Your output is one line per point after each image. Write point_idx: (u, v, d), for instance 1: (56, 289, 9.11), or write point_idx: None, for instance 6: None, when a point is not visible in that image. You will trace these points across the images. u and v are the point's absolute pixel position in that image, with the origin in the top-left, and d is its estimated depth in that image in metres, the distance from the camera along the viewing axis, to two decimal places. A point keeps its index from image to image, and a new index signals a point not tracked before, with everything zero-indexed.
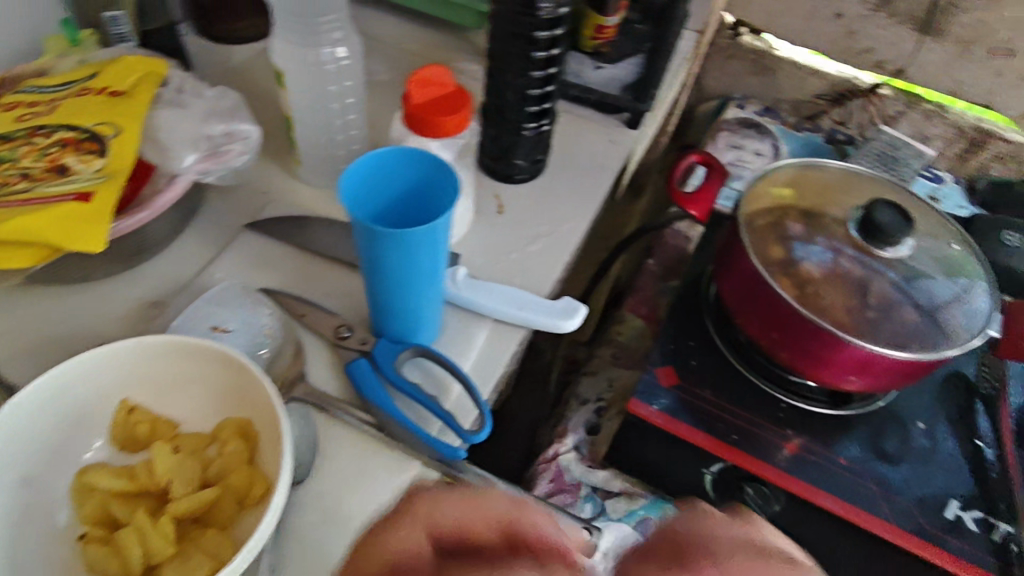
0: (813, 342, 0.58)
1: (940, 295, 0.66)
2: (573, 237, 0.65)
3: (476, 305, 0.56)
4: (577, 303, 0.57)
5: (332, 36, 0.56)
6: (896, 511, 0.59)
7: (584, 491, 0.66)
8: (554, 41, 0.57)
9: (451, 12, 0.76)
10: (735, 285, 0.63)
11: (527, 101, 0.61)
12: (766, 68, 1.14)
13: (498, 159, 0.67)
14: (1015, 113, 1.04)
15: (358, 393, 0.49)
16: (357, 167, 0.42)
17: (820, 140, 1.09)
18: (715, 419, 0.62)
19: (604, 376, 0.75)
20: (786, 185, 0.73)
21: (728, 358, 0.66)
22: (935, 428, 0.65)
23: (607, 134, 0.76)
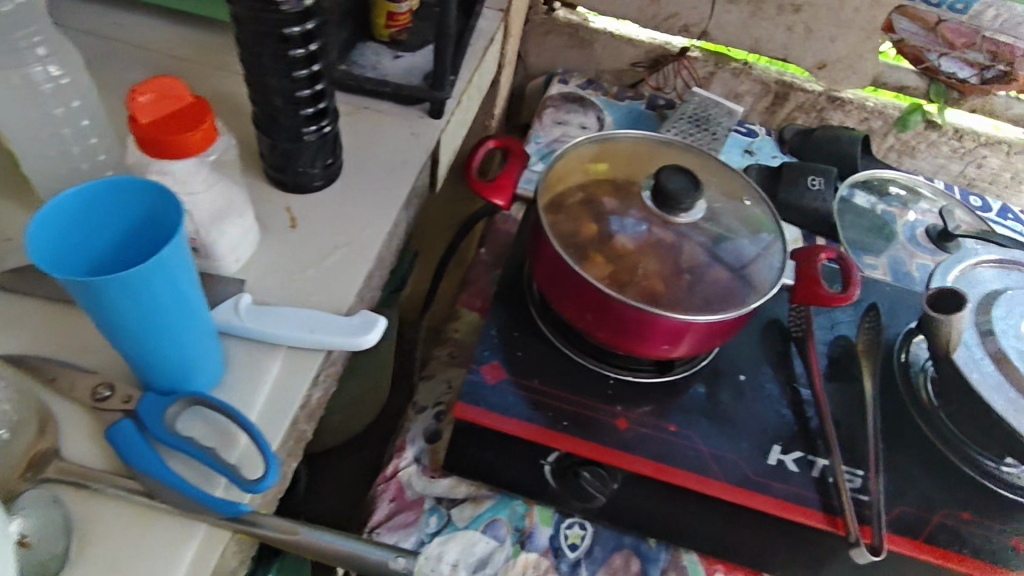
0: (623, 317, 0.58)
1: (746, 251, 0.68)
2: (373, 243, 0.61)
3: (264, 335, 0.51)
4: (377, 316, 0.54)
5: (36, 53, 0.49)
6: (723, 467, 0.60)
7: (428, 505, 0.64)
8: (310, 36, 0.52)
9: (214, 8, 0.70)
10: (546, 270, 0.62)
11: (299, 104, 0.56)
12: (582, 40, 1.14)
13: (284, 170, 0.62)
14: (808, 63, 1.10)
15: (124, 460, 0.44)
16: (56, 208, 0.36)
17: (641, 107, 1.11)
18: (545, 409, 0.61)
19: (441, 378, 0.72)
20: (602, 157, 0.73)
21: (556, 343, 0.65)
22: (755, 377, 0.68)
23: (408, 127, 0.72)
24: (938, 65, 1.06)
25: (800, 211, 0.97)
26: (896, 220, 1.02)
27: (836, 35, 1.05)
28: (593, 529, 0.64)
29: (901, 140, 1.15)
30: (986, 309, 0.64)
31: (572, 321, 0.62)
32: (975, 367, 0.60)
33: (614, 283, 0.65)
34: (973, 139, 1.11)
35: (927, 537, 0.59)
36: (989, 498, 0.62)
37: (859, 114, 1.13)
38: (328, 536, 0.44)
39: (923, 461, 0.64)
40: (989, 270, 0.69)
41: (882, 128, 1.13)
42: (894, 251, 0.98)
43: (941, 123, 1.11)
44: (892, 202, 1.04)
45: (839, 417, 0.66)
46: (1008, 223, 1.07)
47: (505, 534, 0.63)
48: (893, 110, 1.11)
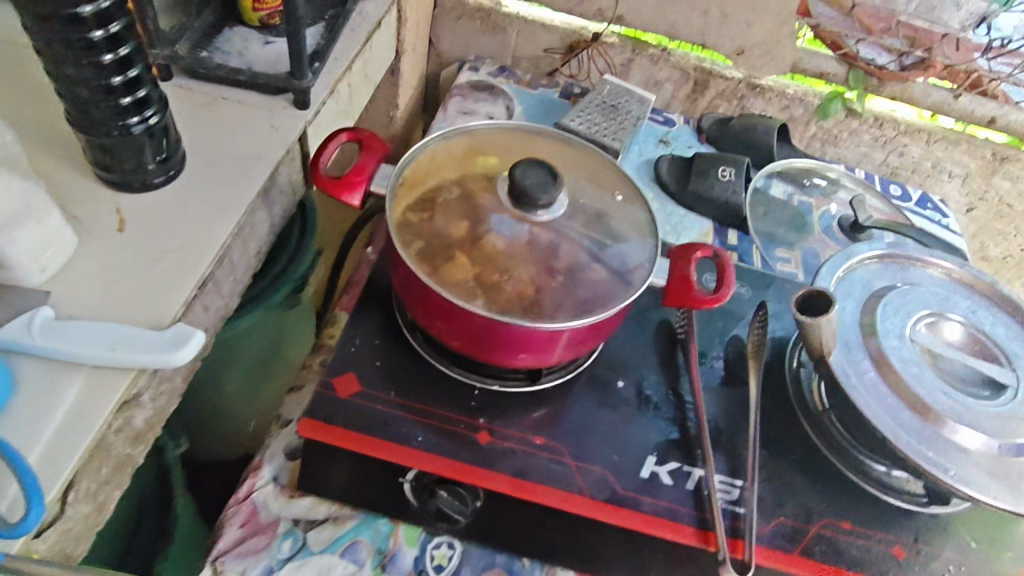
0: (476, 327, 0.54)
1: (630, 255, 0.64)
2: (211, 248, 0.56)
3: (57, 354, 0.46)
4: (194, 329, 0.49)
5: None
6: (590, 482, 0.56)
7: (282, 527, 0.59)
8: (107, 17, 0.47)
9: None
10: (401, 275, 0.58)
11: (110, 94, 0.50)
12: (494, 26, 1.09)
13: (111, 169, 0.56)
14: (726, 49, 1.06)
15: None
16: None
17: (555, 96, 1.07)
18: (401, 424, 0.56)
19: (310, 390, 0.67)
20: (477, 151, 0.69)
21: (422, 353, 0.61)
22: (636, 383, 0.64)
23: (268, 118, 0.67)
24: (856, 51, 1.02)
25: (711, 203, 0.94)
26: (812, 211, 0.99)
27: (751, 20, 1.02)
28: (462, 549, 0.59)
29: (824, 128, 1.11)
30: (870, 307, 0.63)
31: (429, 330, 0.58)
32: (854, 371, 0.58)
33: (480, 286, 0.60)
34: (894, 127, 1.08)
35: (805, 549, 0.56)
36: (874, 506, 0.60)
37: (779, 102, 1.09)
38: None
39: (805, 469, 0.61)
40: (877, 266, 0.68)
41: (803, 116, 1.10)
42: (808, 243, 0.95)
43: (862, 110, 1.08)
44: (810, 192, 1.02)
45: (722, 424, 0.63)
46: (927, 213, 1.04)
47: (366, 557, 0.58)
48: (814, 97, 1.07)
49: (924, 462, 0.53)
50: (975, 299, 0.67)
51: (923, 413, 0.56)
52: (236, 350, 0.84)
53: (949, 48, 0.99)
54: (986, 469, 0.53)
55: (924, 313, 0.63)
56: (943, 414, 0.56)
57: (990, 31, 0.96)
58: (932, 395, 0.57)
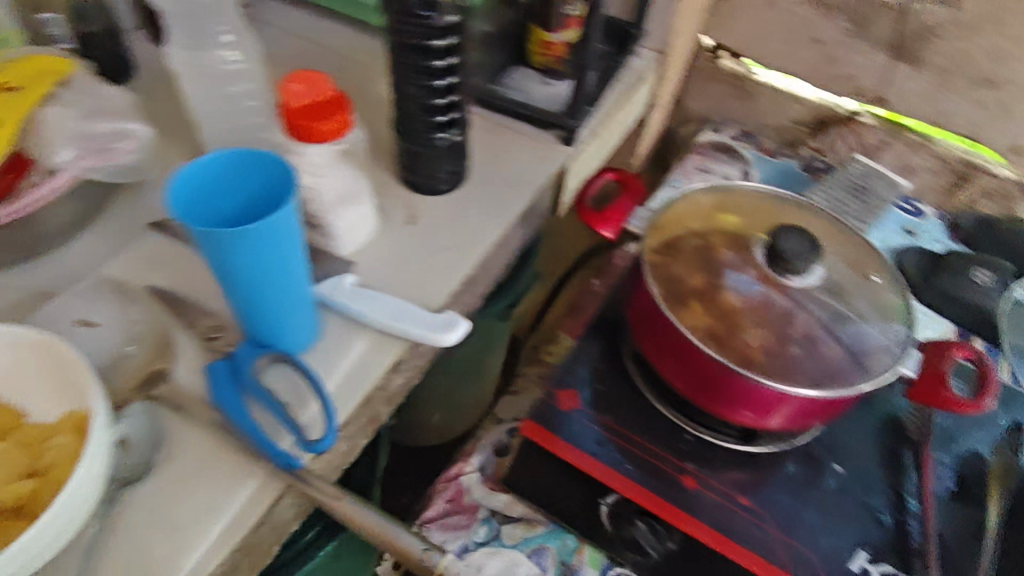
0: (707, 372, 0.56)
1: (870, 338, 0.62)
2: (478, 251, 0.64)
3: (354, 314, 0.55)
4: (461, 317, 0.56)
5: (221, 39, 0.55)
6: (793, 558, 0.55)
7: (482, 514, 0.63)
8: (451, 50, 0.56)
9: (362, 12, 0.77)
10: (640, 310, 0.61)
11: (432, 111, 0.60)
12: (744, 92, 1.11)
13: (412, 173, 0.66)
14: (1001, 146, 0.98)
15: (213, 397, 0.49)
16: (191, 171, 0.40)
17: (795, 167, 1.06)
18: (613, 448, 0.60)
19: (525, 397, 0.73)
20: (725, 209, 0.71)
21: (641, 389, 0.63)
22: (855, 472, 0.61)
23: (539, 149, 0.74)
24: None
25: (958, 304, 0.87)
26: None
27: None
28: None
29: None
30: None
31: (655, 366, 0.61)
32: None
33: (710, 335, 0.62)
34: None
35: None
36: None
37: None
38: (365, 510, 0.45)
39: None
40: None
41: None
42: None
43: None
44: None
45: (951, 542, 0.57)
46: None
47: (549, 566, 0.60)
48: None
49: None
50: None
51: None
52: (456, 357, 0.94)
53: None
54: None
55: None
56: None
57: None
58: None
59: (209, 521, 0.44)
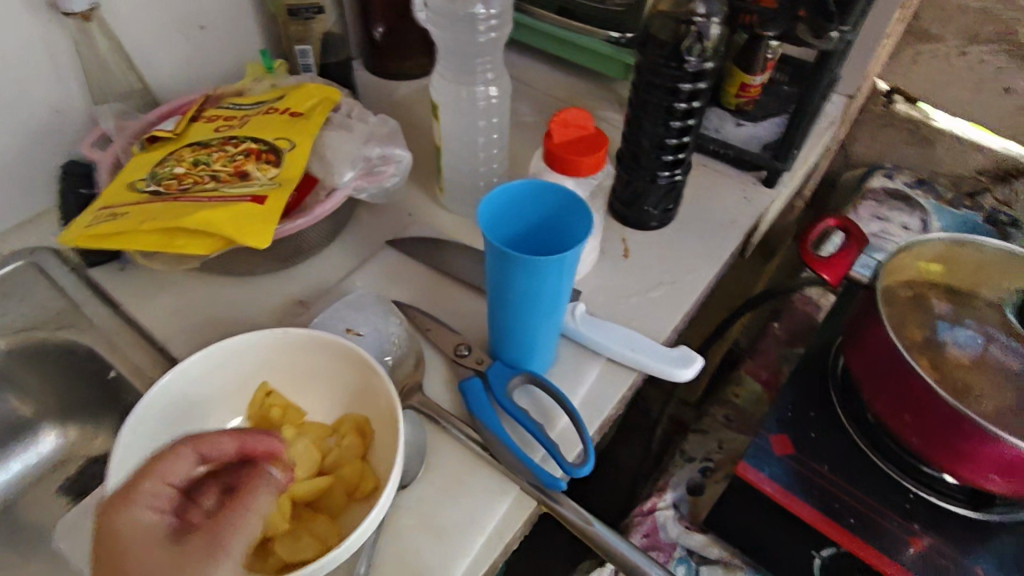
0: (955, 433, 0.54)
1: None
2: (697, 288, 0.64)
3: (590, 341, 0.57)
4: (694, 353, 0.56)
5: (486, 77, 0.62)
6: None
7: (678, 553, 0.63)
8: (696, 93, 0.58)
9: (570, 50, 0.80)
10: (869, 360, 0.60)
11: (663, 150, 0.62)
12: (921, 138, 1.08)
13: (627, 206, 0.68)
14: None
15: (469, 409, 0.51)
16: (498, 193, 0.45)
17: (978, 219, 1.01)
18: (832, 498, 0.58)
19: (715, 438, 0.72)
20: (940, 260, 0.67)
21: (858, 442, 0.62)
22: None
23: (741, 191, 0.75)
24: None
25: None
26: None
27: None
28: None
29: None
30: None
31: (885, 419, 0.59)
32: None
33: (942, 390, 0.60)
34: None
35: None
36: None
37: None
38: (619, 539, 0.45)
39: None
40: None
41: None
42: None
43: None
44: None
45: None
46: None
47: None
48: None
49: None
50: None
51: None
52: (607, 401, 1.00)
53: None
54: None
55: None
56: None
57: None
58: None
59: (474, 532, 0.46)
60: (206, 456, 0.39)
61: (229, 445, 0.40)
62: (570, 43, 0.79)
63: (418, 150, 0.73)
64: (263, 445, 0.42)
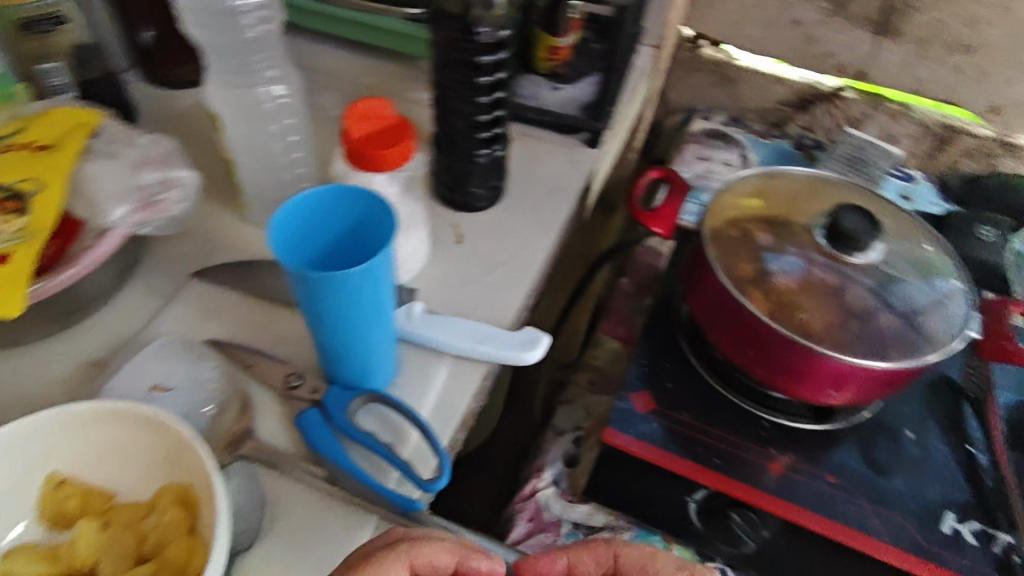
0: (790, 358, 0.57)
1: (916, 297, 0.64)
2: (535, 263, 0.63)
3: (432, 341, 0.54)
4: (540, 332, 0.55)
5: (267, 75, 0.55)
6: (888, 527, 0.56)
7: (565, 530, 0.61)
8: (499, 64, 0.56)
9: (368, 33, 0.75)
10: (707, 303, 0.61)
11: (477, 128, 0.60)
12: (727, 78, 1.14)
13: (453, 189, 0.65)
14: (975, 107, 1.05)
15: (309, 445, 0.47)
16: (292, 208, 0.40)
17: (787, 146, 1.09)
18: (695, 443, 0.60)
19: (581, 406, 0.72)
20: (760, 194, 0.71)
21: (710, 382, 0.63)
22: (924, 437, 0.63)
23: (567, 154, 0.74)
24: None
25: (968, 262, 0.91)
26: None
27: (1013, 78, 1.00)
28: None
29: None
30: None
31: (729, 357, 0.61)
32: None
33: (774, 318, 0.63)
34: None
35: None
36: None
37: None
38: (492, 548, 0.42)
39: None
40: None
41: None
42: None
43: None
44: None
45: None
46: None
47: None
48: None
49: None
50: None
51: None
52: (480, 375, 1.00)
53: None
54: None
55: None
56: None
57: None
58: None
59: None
60: (418, 563, 0.40)
61: (449, 560, 0.41)
62: (366, 26, 0.74)
63: (214, 164, 0.65)
64: (482, 566, 0.42)
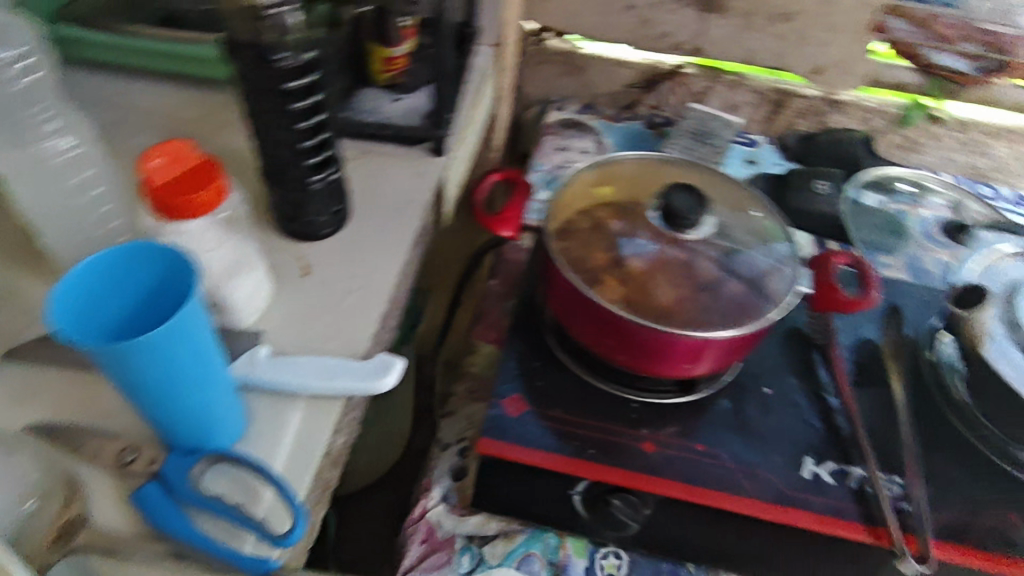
0: (643, 341, 0.58)
1: (759, 261, 0.68)
2: (388, 284, 0.62)
3: (281, 386, 0.51)
4: (395, 357, 0.54)
5: (50, 128, 0.52)
6: (755, 483, 0.59)
7: (459, 544, 0.62)
8: (311, 86, 0.53)
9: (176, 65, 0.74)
10: (562, 298, 0.62)
11: (303, 155, 0.57)
12: (576, 67, 1.16)
13: (292, 221, 0.62)
14: (803, 70, 1.11)
15: (151, 523, 0.43)
16: (74, 279, 0.37)
17: (639, 127, 1.13)
18: (570, 436, 0.60)
19: (463, 415, 0.71)
20: (605, 181, 0.73)
21: (579, 373, 0.65)
22: (782, 391, 0.66)
23: (412, 166, 0.73)
24: (933, 59, 1.07)
25: (810, 216, 0.97)
26: (908, 217, 1.01)
27: (828, 41, 1.06)
28: (629, 558, 0.61)
29: (905, 137, 1.15)
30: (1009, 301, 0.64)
31: (590, 348, 0.62)
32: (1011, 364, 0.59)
33: (629, 303, 0.64)
34: (977, 130, 1.11)
35: (975, 542, 0.57)
36: None
37: (858, 115, 1.13)
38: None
39: (964, 465, 0.62)
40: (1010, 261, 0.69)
41: (882, 125, 1.13)
42: (910, 249, 0.97)
43: (943, 117, 1.11)
44: (901, 199, 1.03)
45: (870, 423, 0.64)
46: None
47: (540, 570, 0.60)
48: (894, 108, 1.11)
49: None
50: None
51: None
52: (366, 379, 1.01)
53: None
54: None
55: None
56: None
57: None
58: None
59: None
60: None
61: None
62: (159, 52, 0.73)
63: (21, 228, 0.60)
64: None
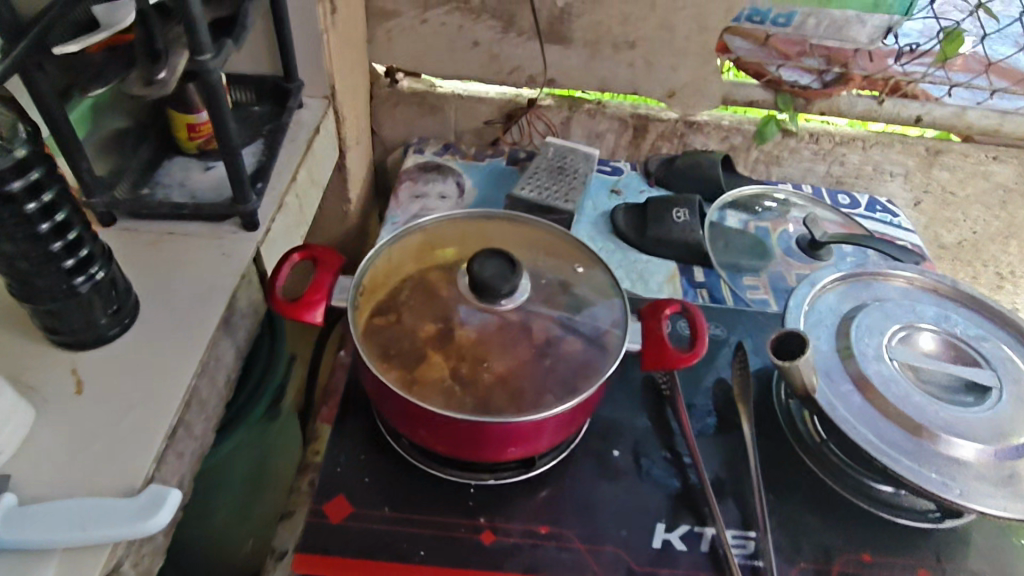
0: (461, 428, 0.54)
1: (600, 319, 0.63)
2: (179, 391, 0.54)
3: (24, 544, 0.43)
4: (170, 489, 0.48)
5: None
6: (602, 563, 0.55)
7: None
8: (38, 186, 0.45)
9: None
10: (378, 389, 0.57)
11: (54, 259, 0.49)
12: (432, 107, 1.12)
13: (61, 330, 0.54)
14: (658, 94, 1.10)
15: None
16: None
17: (502, 164, 1.09)
18: (401, 538, 0.55)
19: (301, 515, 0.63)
20: (416, 253, 0.67)
21: (414, 463, 0.60)
22: (632, 450, 0.63)
23: (219, 246, 0.66)
24: (779, 76, 1.07)
25: (671, 245, 0.95)
26: (770, 234, 1.00)
27: (676, 64, 1.06)
28: None
29: (764, 152, 1.15)
30: (844, 333, 0.63)
31: (413, 438, 0.58)
32: (841, 402, 0.58)
33: (458, 381, 0.59)
34: (830, 139, 1.13)
35: None
36: (886, 531, 0.60)
37: (717, 134, 1.13)
38: None
39: (815, 507, 0.61)
40: (837, 289, 0.68)
41: (741, 143, 1.14)
42: (771, 267, 0.96)
43: (796, 129, 1.12)
44: (765, 216, 1.02)
45: (723, 475, 0.62)
46: (877, 216, 1.09)
47: None
48: (749, 125, 1.12)
49: (928, 485, 0.52)
50: (942, 305, 0.68)
51: (917, 433, 0.56)
52: (222, 473, 0.84)
53: (864, 60, 1.06)
54: (988, 480, 0.53)
55: (895, 328, 0.64)
56: (934, 430, 0.55)
57: (898, 39, 1.03)
58: (921, 414, 0.57)
59: None
60: None
61: None
62: None
63: None
64: None
